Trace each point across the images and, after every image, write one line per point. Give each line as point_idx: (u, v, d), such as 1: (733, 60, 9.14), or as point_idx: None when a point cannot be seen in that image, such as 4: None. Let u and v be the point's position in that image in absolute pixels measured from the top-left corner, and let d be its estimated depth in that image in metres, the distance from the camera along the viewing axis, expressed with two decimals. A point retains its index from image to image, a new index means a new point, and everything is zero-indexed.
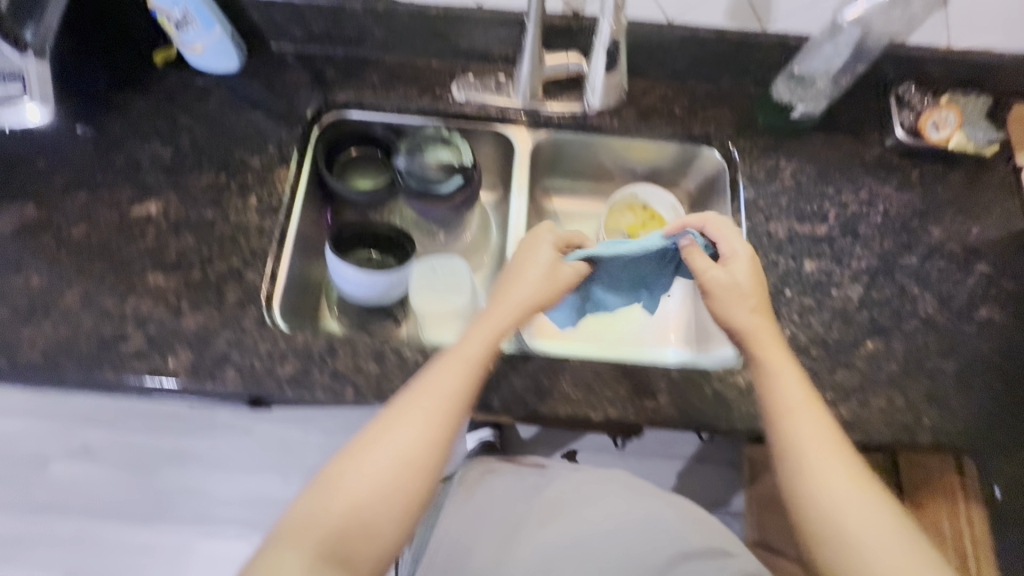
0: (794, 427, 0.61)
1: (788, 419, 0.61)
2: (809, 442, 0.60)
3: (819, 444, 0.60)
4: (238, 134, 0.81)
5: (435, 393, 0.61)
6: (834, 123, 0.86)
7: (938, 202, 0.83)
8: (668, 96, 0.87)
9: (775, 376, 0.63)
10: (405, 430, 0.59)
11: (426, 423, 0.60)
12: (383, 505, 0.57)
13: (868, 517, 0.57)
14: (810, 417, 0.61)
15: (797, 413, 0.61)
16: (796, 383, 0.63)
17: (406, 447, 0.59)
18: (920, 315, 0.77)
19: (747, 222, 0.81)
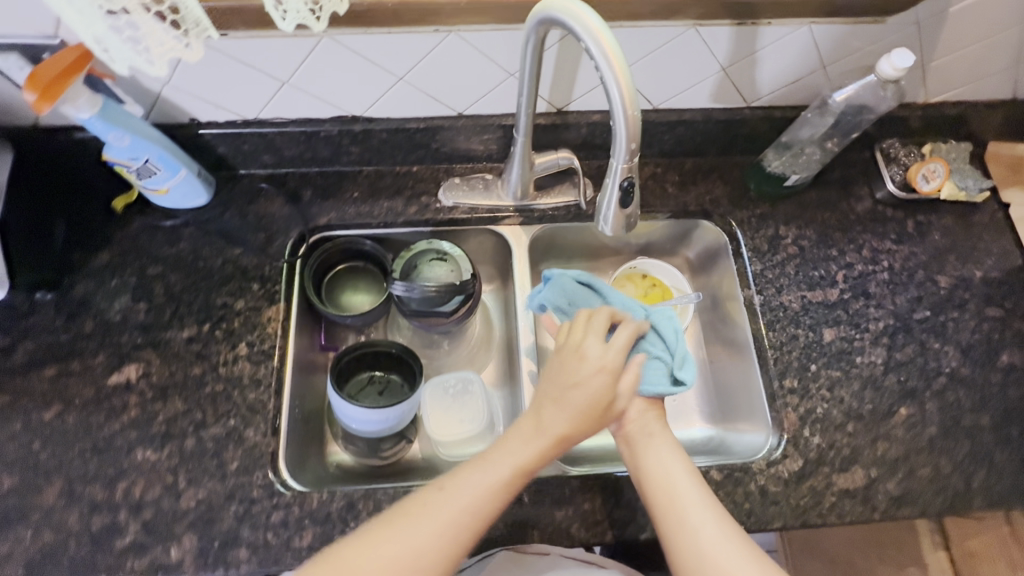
0: (671, 498, 0.60)
1: (665, 488, 0.61)
2: (674, 513, 0.59)
3: (686, 512, 0.59)
4: (218, 276, 0.76)
5: (445, 488, 0.58)
6: (823, 183, 0.86)
7: (939, 249, 0.83)
8: (658, 174, 0.86)
9: (655, 452, 0.63)
10: (450, 503, 0.56)
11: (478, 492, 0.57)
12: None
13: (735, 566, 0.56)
14: (689, 486, 0.61)
15: (677, 485, 0.60)
16: (682, 465, 0.62)
17: (449, 523, 0.55)
18: (946, 371, 0.76)
19: (760, 298, 0.79)
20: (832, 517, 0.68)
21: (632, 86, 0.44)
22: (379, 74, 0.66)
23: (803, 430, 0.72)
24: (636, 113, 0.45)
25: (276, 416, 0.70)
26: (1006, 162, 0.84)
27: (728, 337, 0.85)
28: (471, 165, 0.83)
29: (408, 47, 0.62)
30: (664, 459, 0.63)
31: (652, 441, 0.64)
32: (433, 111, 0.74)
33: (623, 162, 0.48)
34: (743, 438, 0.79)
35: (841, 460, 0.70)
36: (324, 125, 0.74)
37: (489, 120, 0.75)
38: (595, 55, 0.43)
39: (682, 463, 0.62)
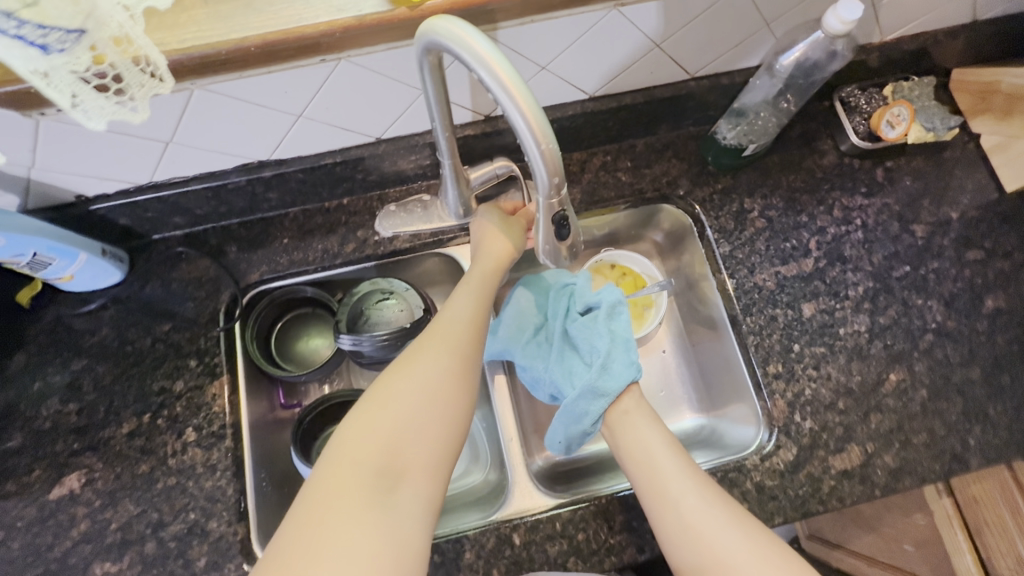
0: (656, 474, 0.59)
1: (647, 463, 0.61)
2: (659, 489, 0.58)
3: (672, 485, 0.57)
4: (151, 359, 0.70)
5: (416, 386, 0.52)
6: (784, 144, 0.80)
7: (912, 196, 0.78)
8: (608, 163, 0.79)
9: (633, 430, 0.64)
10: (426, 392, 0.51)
11: (438, 375, 0.53)
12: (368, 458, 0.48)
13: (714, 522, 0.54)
14: (677, 467, 0.59)
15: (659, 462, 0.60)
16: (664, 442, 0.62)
17: (420, 417, 0.50)
18: (933, 327, 0.72)
19: (732, 282, 0.74)
20: (834, 502, 0.65)
21: (541, 116, 0.38)
22: (272, 117, 0.58)
23: (793, 416, 0.69)
24: (552, 146, 0.39)
25: (240, 501, 0.65)
26: (973, 89, 0.77)
27: (709, 320, 0.80)
28: (405, 187, 0.76)
29: (296, 85, 0.54)
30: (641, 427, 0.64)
31: (633, 420, 0.65)
32: (347, 141, 0.66)
33: (549, 198, 0.42)
34: (736, 427, 0.76)
35: (836, 441, 0.68)
36: (229, 176, 0.66)
37: (413, 140, 0.68)
38: (491, 86, 0.37)
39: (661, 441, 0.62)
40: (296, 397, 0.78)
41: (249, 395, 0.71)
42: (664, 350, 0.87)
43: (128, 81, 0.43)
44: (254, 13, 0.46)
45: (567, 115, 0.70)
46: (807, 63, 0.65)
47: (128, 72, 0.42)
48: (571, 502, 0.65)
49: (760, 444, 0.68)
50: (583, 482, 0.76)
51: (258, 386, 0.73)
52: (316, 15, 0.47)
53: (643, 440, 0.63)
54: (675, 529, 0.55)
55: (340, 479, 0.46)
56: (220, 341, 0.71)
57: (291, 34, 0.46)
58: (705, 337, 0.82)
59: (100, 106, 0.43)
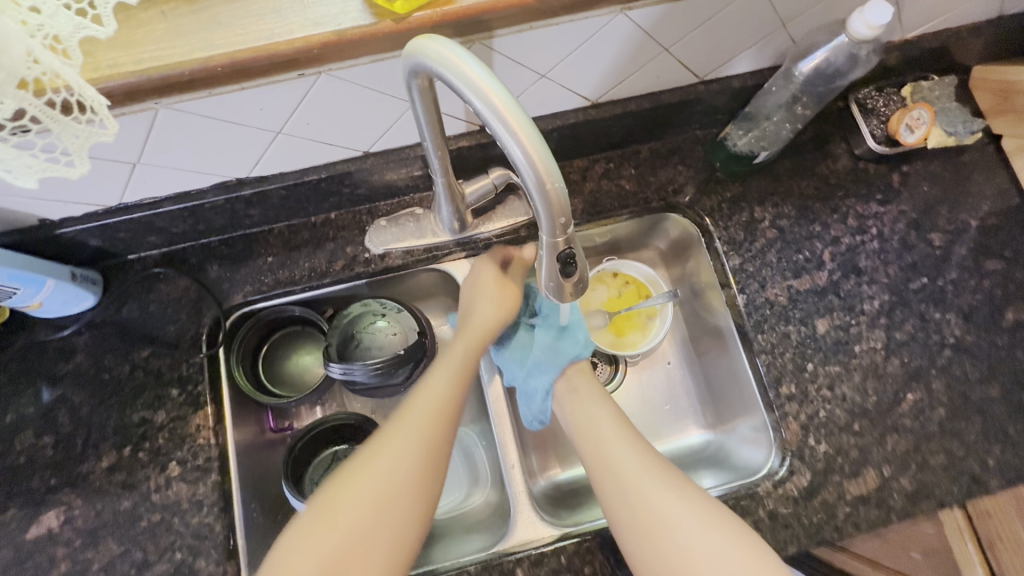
0: (597, 445, 0.60)
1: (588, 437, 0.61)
2: (603, 463, 0.58)
3: (613, 456, 0.58)
4: (130, 388, 0.66)
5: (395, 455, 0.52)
6: (797, 149, 0.76)
7: (930, 203, 0.75)
8: (611, 170, 0.75)
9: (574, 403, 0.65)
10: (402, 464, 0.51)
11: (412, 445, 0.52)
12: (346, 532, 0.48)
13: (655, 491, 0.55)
14: (616, 436, 0.60)
15: (600, 433, 0.61)
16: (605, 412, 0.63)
17: (394, 482, 0.50)
18: (951, 343, 0.70)
19: (743, 297, 0.71)
20: (848, 528, 0.63)
21: (545, 151, 0.34)
22: (250, 135, 0.53)
23: (807, 439, 0.66)
24: (558, 183, 0.35)
25: (230, 539, 0.62)
26: (995, 87, 0.73)
27: (716, 332, 0.76)
28: (396, 200, 0.72)
29: (274, 102, 0.49)
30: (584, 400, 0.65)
31: (577, 393, 0.66)
32: (333, 156, 0.61)
33: (552, 236, 0.38)
34: (744, 447, 0.73)
35: (850, 465, 0.65)
36: (206, 195, 0.61)
37: (404, 153, 0.63)
38: (483, 114, 0.33)
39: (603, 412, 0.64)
40: (286, 420, 0.74)
41: (237, 424, 0.67)
42: (669, 361, 0.83)
43: (58, 127, 0.35)
44: (220, 27, 0.42)
45: (568, 123, 0.65)
46: (828, 69, 0.61)
47: (57, 121, 0.35)
48: (575, 534, 0.63)
49: (772, 469, 0.66)
50: (586, 504, 0.73)
51: (246, 413, 0.69)
52: (292, 30, 0.42)
53: (586, 411, 0.64)
54: (619, 501, 0.55)
55: (314, 558, 0.47)
56: (203, 368, 0.67)
57: (263, 51, 0.42)
58: (712, 350, 0.78)
59: (25, 164, 0.36)
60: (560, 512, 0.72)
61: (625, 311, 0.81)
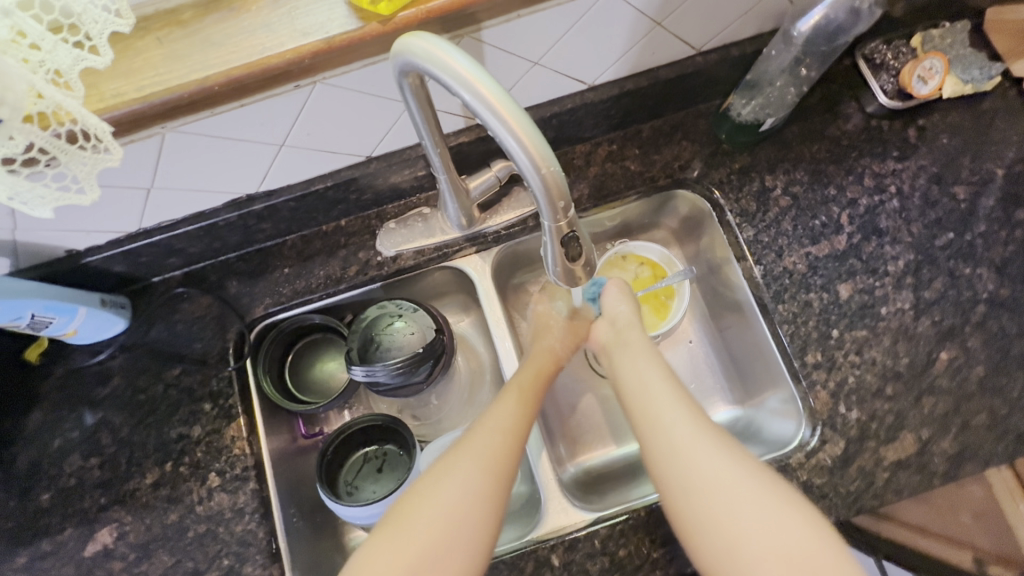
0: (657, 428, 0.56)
1: (638, 411, 0.58)
2: (696, 478, 0.51)
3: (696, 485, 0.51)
4: (167, 406, 0.69)
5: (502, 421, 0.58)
6: (804, 112, 0.74)
7: (950, 154, 0.72)
8: (614, 153, 0.74)
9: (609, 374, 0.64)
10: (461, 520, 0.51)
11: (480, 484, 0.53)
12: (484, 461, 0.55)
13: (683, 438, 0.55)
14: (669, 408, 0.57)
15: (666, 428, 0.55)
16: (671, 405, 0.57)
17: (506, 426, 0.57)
18: (985, 296, 0.67)
19: (761, 268, 0.70)
20: (888, 496, 0.62)
21: (536, 135, 0.34)
22: (255, 150, 0.54)
23: (837, 407, 0.65)
24: (553, 167, 0.35)
25: (272, 542, 0.64)
26: (1012, 28, 0.69)
27: (735, 305, 0.75)
28: (403, 202, 0.72)
29: (273, 117, 0.50)
30: (639, 372, 0.61)
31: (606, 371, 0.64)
32: (338, 164, 0.63)
33: (554, 221, 0.39)
34: (774, 420, 0.71)
35: (886, 431, 0.64)
36: (220, 214, 0.63)
37: (406, 154, 0.64)
38: (475, 107, 0.34)
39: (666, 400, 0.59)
40: (316, 426, 0.76)
41: (269, 433, 0.69)
42: (689, 339, 0.82)
43: (66, 159, 0.37)
44: (215, 47, 0.43)
45: (566, 109, 0.65)
46: (830, 25, 0.58)
47: (65, 151, 0.37)
48: (607, 516, 0.63)
49: (802, 441, 0.65)
50: (616, 490, 0.73)
51: (277, 422, 0.71)
52: (283, 43, 0.43)
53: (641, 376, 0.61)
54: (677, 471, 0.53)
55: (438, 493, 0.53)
56: (232, 381, 0.69)
57: (258, 65, 0.43)
58: (732, 324, 0.76)
59: (40, 195, 0.37)
60: (590, 497, 0.72)
61: (643, 292, 0.80)
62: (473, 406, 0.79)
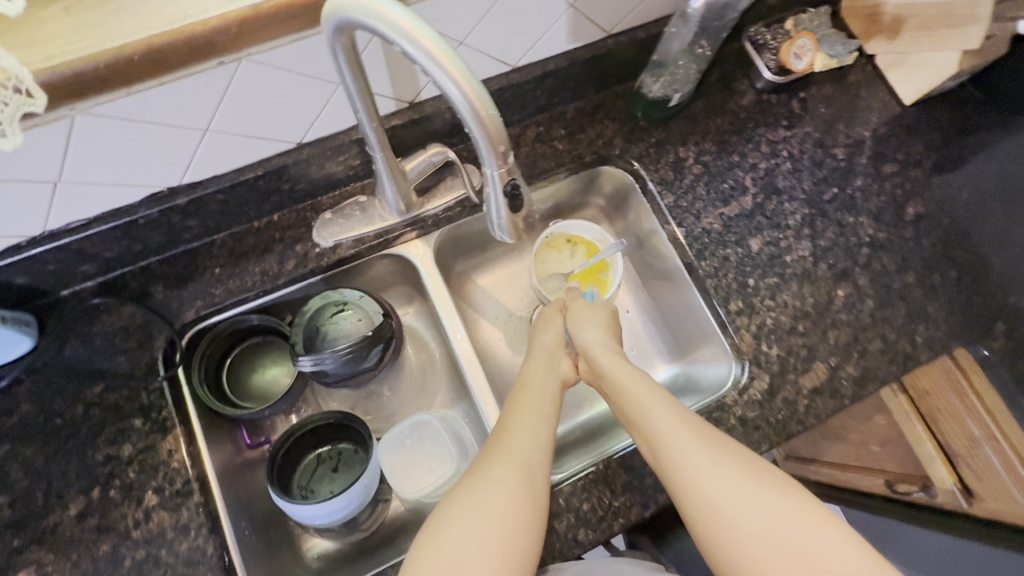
0: (649, 435, 0.57)
1: (641, 418, 0.58)
2: (699, 494, 0.51)
3: (711, 507, 0.51)
4: (89, 427, 0.63)
5: (506, 456, 0.55)
6: (704, 92, 0.82)
7: (827, 122, 0.83)
8: (542, 133, 0.78)
9: (623, 380, 0.62)
10: (478, 518, 0.50)
11: (501, 482, 0.53)
12: (506, 504, 0.51)
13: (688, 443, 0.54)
14: (659, 408, 0.58)
15: (675, 449, 0.54)
16: (678, 420, 0.56)
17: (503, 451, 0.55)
18: (867, 240, 0.78)
19: (684, 230, 0.76)
20: (811, 419, 0.69)
21: (476, 83, 0.36)
22: (177, 135, 0.52)
23: (760, 347, 0.72)
24: (491, 112, 0.38)
25: (224, 556, 0.60)
26: (862, 13, 0.81)
27: (664, 270, 0.81)
28: (338, 192, 0.72)
29: (196, 95, 0.48)
30: (631, 384, 0.61)
31: (614, 373, 0.64)
32: (266, 152, 0.61)
33: (497, 168, 0.41)
34: (708, 367, 0.77)
35: (802, 363, 0.72)
36: (138, 211, 0.59)
37: (339, 140, 0.64)
38: (416, 56, 0.35)
39: (687, 419, 0.57)
40: (262, 434, 0.72)
41: (210, 444, 0.65)
42: (627, 310, 0.87)
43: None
44: (130, 16, 0.42)
45: (493, 90, 0.68)
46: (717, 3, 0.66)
47: None
48: (578, 470, 0.66)
49: (735, 380, 0.71)
50: (582, 453, 0.75)
51: (219, 432, 0.67)
52: (205, 11, 0.43)
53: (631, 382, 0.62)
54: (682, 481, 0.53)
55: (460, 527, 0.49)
56: (164, 392, 0.65)
57: (179, 35, 0.42)
58: (662, 287, 0.83)
59: None
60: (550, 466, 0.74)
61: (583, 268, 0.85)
62: (427, 395, 0.79)
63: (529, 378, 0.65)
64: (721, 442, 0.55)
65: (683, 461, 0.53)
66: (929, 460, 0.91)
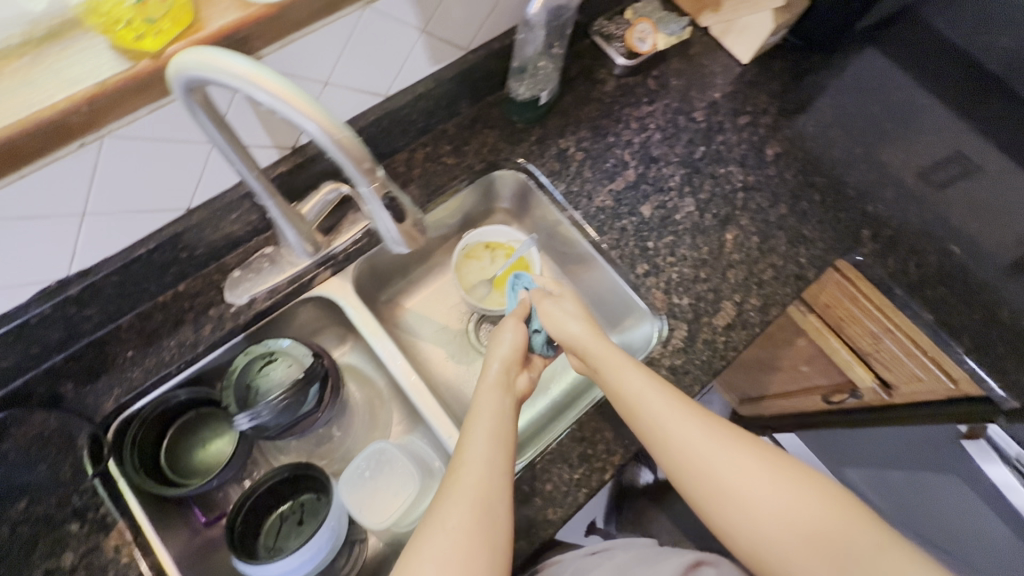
0: (659, 439, 0.59)
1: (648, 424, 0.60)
2: (726, 496, 0.55)
3: (736, 505, 0.54)
4: (19, 547, 0.59)
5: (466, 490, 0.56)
6: (569, 87, 0.90)
7: (682, 92, 0.92)
8: (431, 153, 0.83)
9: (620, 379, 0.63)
10: (444, 552, 0.52)
11: (460, 520, 0.54)
12: (467, 539, 0.53)
13: (704, 446, 0.57)
14: (671, 414, 0.59)
15: (689, 453, 0.57)
16: (688, 422, 0.58)
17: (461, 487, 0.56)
18: (740, 185, 0.87)
19: (580, 212, 0.82)
20: (731, 353, 0.75)
21: (328, 113, 0.39)
22: (54, 225, 0.52)
23: (671, 299, 0.78)
24: (347, 134, 0.41)
25: None
26: None
27: (575, 252, 0.86)
28: (242, 249, 0.73)
29: (64, 180, 0.49)
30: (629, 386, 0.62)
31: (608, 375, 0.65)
32: (156, 224, 0.61)
33: (369, 185, 0.44)
34: (636, 330, 0.82)
35: (712, 305, 0.78)
36: (28, 310, 0.58)
37: (228, 198, 0.64)
38: (266, 100, 0.38)
39: (699, 419, 0.59)
40: (216, 508, 0.70)
41: (159, 529, 0.63)
42: None
43: None
44: None
45: (371, 121, 0.72)
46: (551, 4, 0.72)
47: None
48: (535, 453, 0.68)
49: (658, 333, 0.77)
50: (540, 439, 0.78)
51: (166, 515, 0.65)
52: (52, 94, 0.44)
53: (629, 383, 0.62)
54: (705, 480, 0.56)
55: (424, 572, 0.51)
56: (97, 489, 0.62)
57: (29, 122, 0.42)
58: (578, 268, 0.88)
59: None
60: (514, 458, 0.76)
61: (504, 271, 0.89)
62: (380, 427, 0.79)
63: (482, 396, 0.66)
64: (736, 439, 0.57)
65: (700, 466, 0.56)
66: (847, 365, 0.99)
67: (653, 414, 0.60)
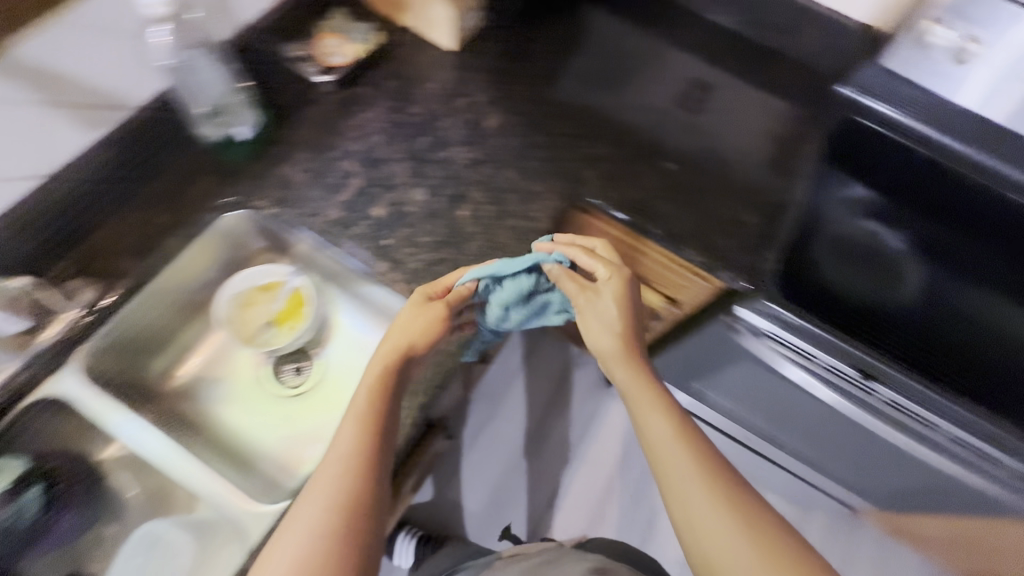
0: (656, 453, 0.63)
1: (651, 429, 0.64)
2: (683, 513, 0.59)
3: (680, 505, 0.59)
4: None
5: (321, 490, 0.58)
6: (279, 112, 0.90)
7: (398, 90, 0.95)
8: (142, 217, 0.82)
9: (645, 398, 0.66)
10: (286, 551, 0.54)
11: (314, 523, 0.56)
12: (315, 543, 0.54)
13: (684, 465, 0.61)
14: (673, 440, 0.62)
15: (674, 469, 0.61)
16: (681, 446, 0.62)
17: (322, 489, 0.58)
18: (467, 162, 0.91)
19: (312, 232, 0.83)
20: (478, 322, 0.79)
21: None
22: None
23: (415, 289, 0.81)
24: None
25: None
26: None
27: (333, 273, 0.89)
28: None
29: None
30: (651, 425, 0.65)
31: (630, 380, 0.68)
32: None
33: None
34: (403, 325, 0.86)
35: None
36: None
37: None
38: None
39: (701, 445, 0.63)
40: None
41: None
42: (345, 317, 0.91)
43: None
44: None
45: None
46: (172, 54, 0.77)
47: None
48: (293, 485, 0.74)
49: None
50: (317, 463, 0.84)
51: None
52: None
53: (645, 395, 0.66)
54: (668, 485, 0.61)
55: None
56: None
57: None
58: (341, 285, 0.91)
59: None
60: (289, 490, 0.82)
61: (283, 307, 0.88)
62: (166, 503, 0.81)
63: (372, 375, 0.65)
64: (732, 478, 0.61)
65: (676, 485, 0.60)
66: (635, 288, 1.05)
67: (660, 432, 0.64)
